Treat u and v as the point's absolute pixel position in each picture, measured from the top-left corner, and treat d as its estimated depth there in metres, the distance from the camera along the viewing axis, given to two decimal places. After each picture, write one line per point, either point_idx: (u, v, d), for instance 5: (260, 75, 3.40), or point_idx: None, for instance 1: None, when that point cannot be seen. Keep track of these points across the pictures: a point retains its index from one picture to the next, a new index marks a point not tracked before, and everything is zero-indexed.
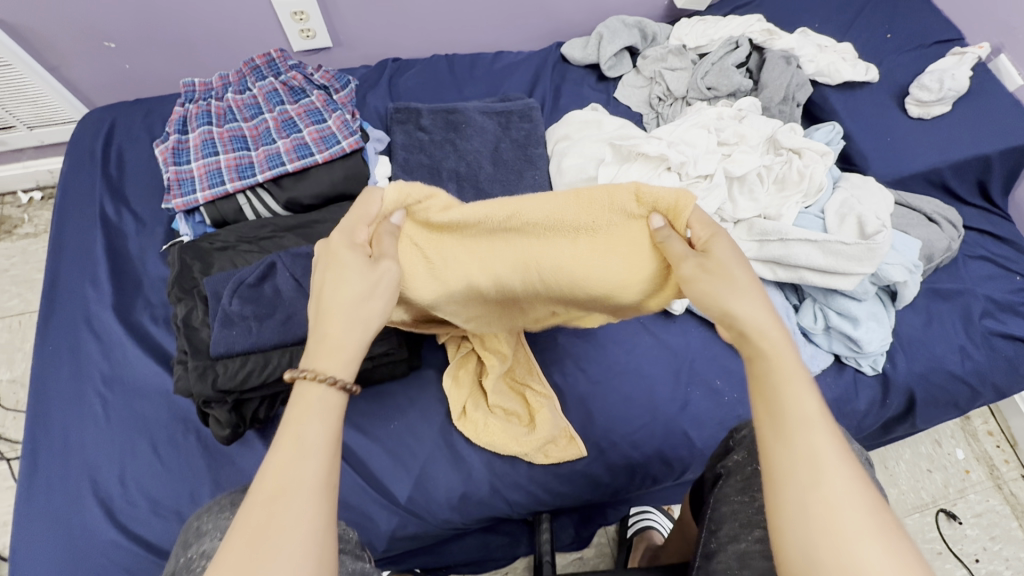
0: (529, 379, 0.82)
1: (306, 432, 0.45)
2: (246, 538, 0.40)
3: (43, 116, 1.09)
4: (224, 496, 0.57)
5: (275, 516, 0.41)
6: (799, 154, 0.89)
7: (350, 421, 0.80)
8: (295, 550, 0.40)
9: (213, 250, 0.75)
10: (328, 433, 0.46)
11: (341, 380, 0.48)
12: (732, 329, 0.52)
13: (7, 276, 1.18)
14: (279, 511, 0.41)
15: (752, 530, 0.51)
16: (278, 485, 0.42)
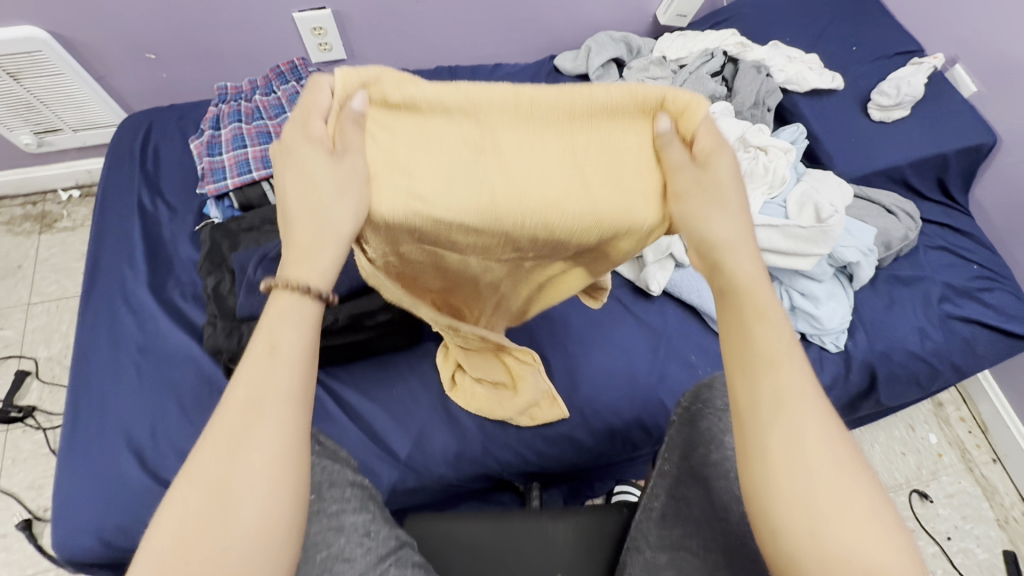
0: None
1: (281, 339, 0.42)
2: (218, 438, 0.39)
3: (87, 120, 1.21)
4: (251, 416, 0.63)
5: (244, 424, 0.39)
6: (765, 151, 0.98)
7: (356, 386, 0.88)
8: (267, 456, 0.39)
9: (240, 230, 0.85)
10: (307, 339, 0.43)
11: (315, 289, 0.44)
12: (707, 259, 0.50)
13: (47, 265, 1.30)
14: (246, 422, 0.39)
15: (697, 448, 0.59)
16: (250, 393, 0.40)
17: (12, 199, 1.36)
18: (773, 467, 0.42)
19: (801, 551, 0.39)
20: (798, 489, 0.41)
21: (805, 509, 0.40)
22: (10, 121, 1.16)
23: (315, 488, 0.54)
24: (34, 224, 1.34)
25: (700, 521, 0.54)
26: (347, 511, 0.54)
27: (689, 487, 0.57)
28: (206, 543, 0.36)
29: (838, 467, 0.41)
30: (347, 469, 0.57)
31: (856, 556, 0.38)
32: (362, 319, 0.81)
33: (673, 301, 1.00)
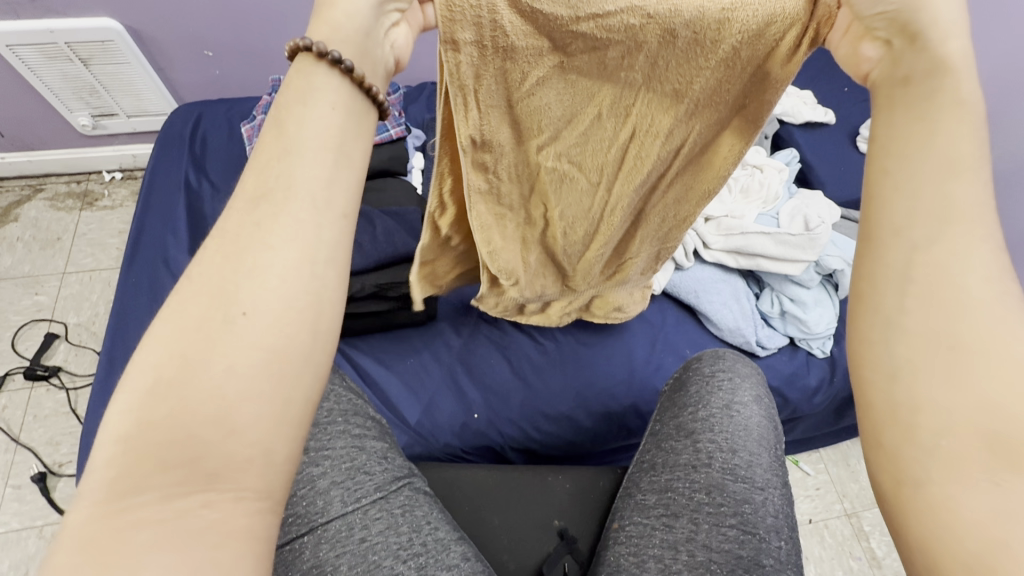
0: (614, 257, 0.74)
1: (302, 124, 0.35)
2: (215, 249, 0.33)
3: (141, 107, 1.32)
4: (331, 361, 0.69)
5: (251, 232, 0.33)
6: (761, 170, 1.09)
7: (374, 356, 0.95)
8: (281, 272, 0.33)
9: None
10: (337, 134, 0.36)
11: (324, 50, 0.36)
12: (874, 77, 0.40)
13: (85, 239, 1.37)
14: (257, 227, 0.33)
15: (685, 409, 0.66)
16: (261, 188, 0.34)
17: (59, 177, 1.46)
18: (899, 304, 0.35)
19: (915, 410, 0.32)
20: (924, 337, 0.33)
21: (930, 355, 0.33)
22: (72, 102, 1.27)
23: (343, 412, 0.63)
24: (76, 202, 1.43)
25: (688, 466, 0.60)
26: (369, 436, 0.62)
27: (676, 440, 0.63)
28: (200, 351, 0.30)
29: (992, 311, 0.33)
30: (371, 407, 0.67)
31: (983, 405, 0.31)
32: (385, 290, 0.89)
33: (671, 301, 1.06)
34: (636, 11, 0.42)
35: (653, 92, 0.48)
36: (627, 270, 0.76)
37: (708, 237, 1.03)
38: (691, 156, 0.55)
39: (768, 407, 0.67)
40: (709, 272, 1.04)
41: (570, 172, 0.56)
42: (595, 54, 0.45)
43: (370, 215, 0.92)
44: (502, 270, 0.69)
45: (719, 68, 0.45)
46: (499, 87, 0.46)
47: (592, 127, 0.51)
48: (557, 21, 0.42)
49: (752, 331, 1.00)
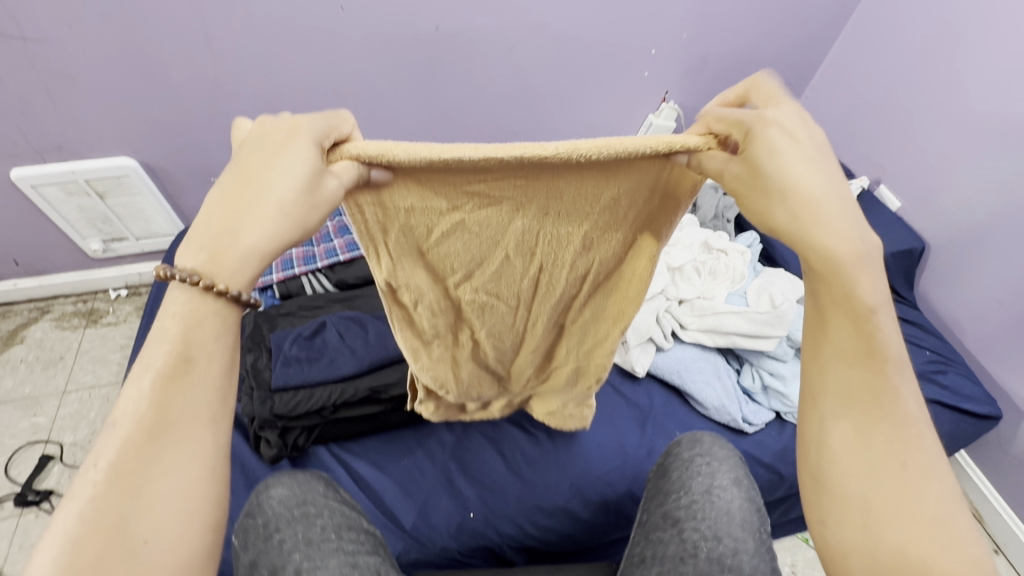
0: (553, 360, 0.80)
1: (196, 362, 0.42)
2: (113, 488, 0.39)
3: (150, 230, 1.42)
4: (315, 478, 0.70)
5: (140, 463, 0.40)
6: (725, 253, 1.16)
7: (369, 458, 0.96)
8: (179, 494, 0.41)
9: (279, 315, 0.99)
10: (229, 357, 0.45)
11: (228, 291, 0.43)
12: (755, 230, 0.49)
13: (87, 356, 1.42)
14: (154, 458, 0.40)
15: (670, 496, 0.69)
16: (158, 423, 0.41)
17: (66, 297, 1.53)
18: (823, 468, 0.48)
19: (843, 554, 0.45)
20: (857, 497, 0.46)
21: (857, 513, 0.45)
22: (86, 231, 1.37)
23: (336, 528, 0.64)
24: (81, 320, 1.49)
25: (677, 558, 0.61)
26: (363, 552, 0.63)
27: (664, 530, 0.66)
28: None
29: (893, 465, 0.45)
30: (364, 521, 0.69)
31: (903, 553, 0.43)
32: (378, 392, 0.92)
33: (657, 382, 1.09)
34: (519, 178, 0.48)
35: (549, 235, 0.55)
36: (557, 377, 0.84)
37: (684, 319, 1.09)
38: (599, 280, 0.63)
39: (750, 488, 0.69)
40: (689, 351, 1.08)
41: (490, 295, 0.63)
42: (492, 209, 0.51)
43: (363, 318, 0.97)
44: (433, 380, 0.77)
45: (602, 215, 0.53)
46: (407, 237, 0.54)
47: (503, 266, 0.58)
48: (453, 188, 0.48)
49: (738, 408, 1.02)
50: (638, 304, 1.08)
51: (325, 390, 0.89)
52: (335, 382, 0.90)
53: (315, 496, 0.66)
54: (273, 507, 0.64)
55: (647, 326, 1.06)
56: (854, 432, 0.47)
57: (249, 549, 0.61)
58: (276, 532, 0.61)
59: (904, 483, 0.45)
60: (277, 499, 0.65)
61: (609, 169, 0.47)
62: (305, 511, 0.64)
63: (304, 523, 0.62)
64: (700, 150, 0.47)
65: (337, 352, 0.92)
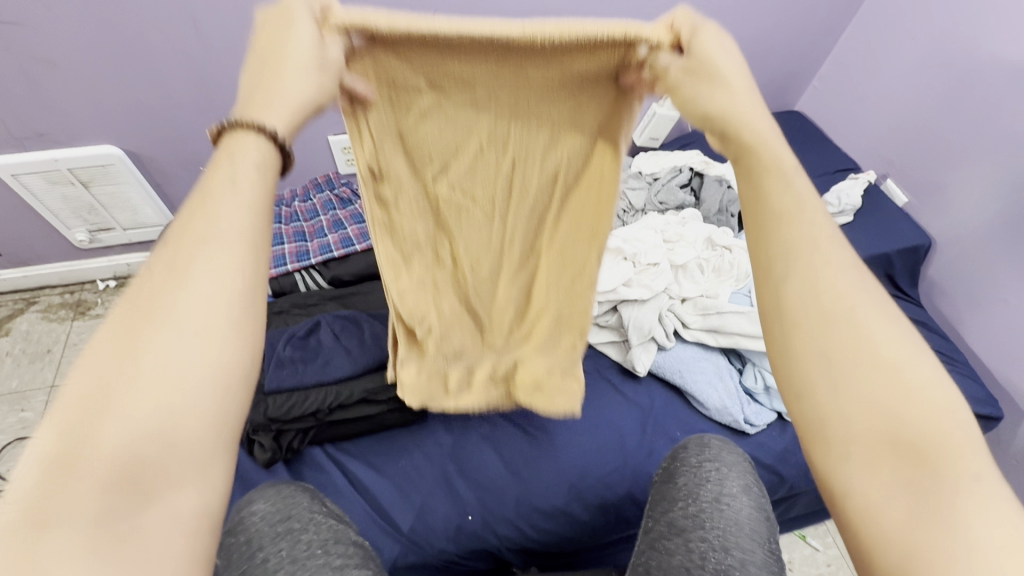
0: (532, 298, 0.78)
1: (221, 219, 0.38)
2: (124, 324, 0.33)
3: (138, 220, 1.38)
4: (300, 495, 0.68)
5: (130, 370, 0.32)
6: (730, 249, 1.14)
7: (365, 460, 0.94)
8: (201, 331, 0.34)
9: (271, 314, 0.96)
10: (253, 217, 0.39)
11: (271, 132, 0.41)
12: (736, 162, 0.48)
13: (75, 349, 1.38)
14: (177, 296, 0.35)
15: (676, 504, 0.67)
16: (174, 264, 0.36)
17: (53, 288, 1.49)
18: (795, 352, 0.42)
19: (827, 432, 0.40)
20: (840, 370, 0.40)
21: (838, 387, 0.40)
22: (71, 221, 1.33)
23: (322, 543, 0.62)
24: (69, 312, 1.45)
25: (681, 568, 0.59)
26: (351, 566, 0.61)
27: (670, 539, 0.63)
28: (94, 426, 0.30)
29: (870, 340, 0.41)
30: (352, 533, 0.67)
31: (897, 423, 0.38)
32: (375, 393, 0.90)
33: (658, 381, 1.08)
34: (491, 58, 0.49)
35: (520, 123, 0.57)
36: (538, 329, 0.81)
37: (687, 318, 1.07)
38: (569, 185, 0.63)
39: (759, 498, 0.68)
40: (691, 351, 1.06)
41: (465, 194, 0.62)
42: (466, 90, 0.53)
43: (359, 318, 0.94)
44: (412, 307, 0.74)
45: (569, 103, 0.55)
46: (387, 118, 0.54)
47: (478, 155, 0.59)
48: (430, 65, 0.50)
49: (739, 409, 1.01)
50: (641, 302, 1.06)
51: (319, 393, 0.86)
52: (331, 384, 0.87)
53: (299, 510, 0.65)
54: (255, 524, 0.63)
55: (650, 325, 1.04)
56: (818, 301, 0.42)
57: (231, 570, 0.59)
58: (259, 550, 0.60)
59: (869, 353, 0.40)
60: (259, 515, 0.64)
61: (574, 55, 0.49)
62: (289, 526, 0.62)
63: (288, 540, 0.61)
64: (655, 44, 0.47)
65: (332, 353, 0.89)
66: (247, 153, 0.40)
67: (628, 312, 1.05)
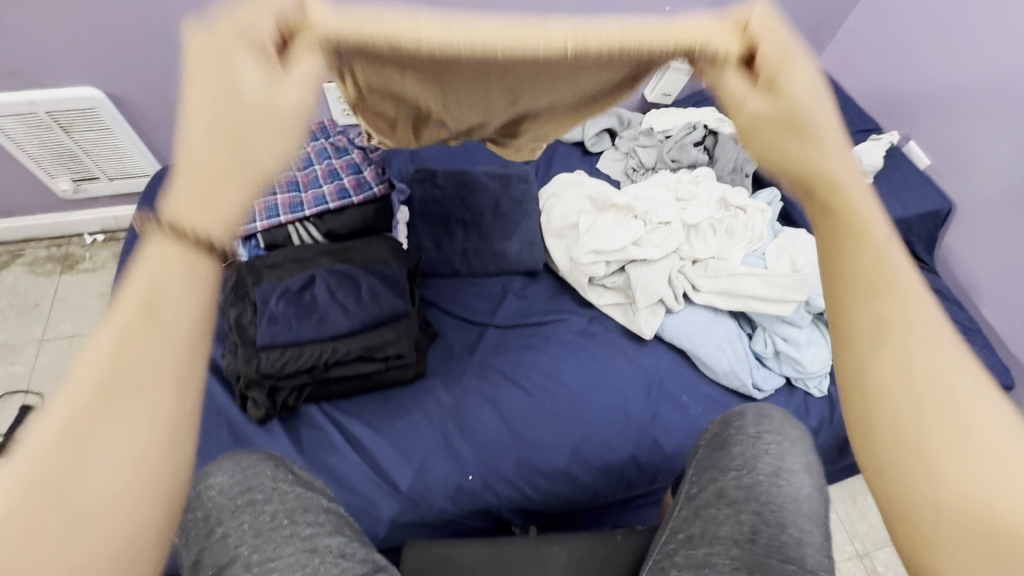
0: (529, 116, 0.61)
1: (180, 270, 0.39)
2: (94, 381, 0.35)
3: (123, 170, 1.31)
4: (262, 461, 0.67)
5: (99, 418, 0.35)
6: (744, 210, 1.09)
7: (362, 418, 0.92)
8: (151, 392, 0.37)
9: (263, 267, 0.91)
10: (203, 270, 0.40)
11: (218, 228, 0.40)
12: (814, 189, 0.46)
13: (64, 304, 1.34)
14: (135, 351, 0.37)
15: (727, 472, 0.65)
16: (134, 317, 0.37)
17: (39, 242, 1.44)
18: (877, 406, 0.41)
19: (924, 498, 0.38)
20: (919, 438, 0.39)
21: (933, 455, 0.38)
22: (53, 169, 1.26)
23: (291, 513, 0.62)
24: (56, 265, 1.40)
25: (730, 540, 0.59)
26: (323, 534, 0.61)
27: (718, 509, 0.62)
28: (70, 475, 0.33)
29: (944, 383, 0.40)
30: (323, 499, 0.66)
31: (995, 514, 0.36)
32: (373, 351, 0.87)
33: (664, 345, 1.05)
34: None
35: None
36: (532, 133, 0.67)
37: (698, 280, 1.03)
38: None
39: (819, 475, 0.65)
40: (700, 315, 1.03)
41: None
42: None
43: (355, 274, 0.90)
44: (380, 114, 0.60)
45: None
46: None
47: None
48: None
49: (748, 373, 0.99)
50: (650, 263, 1.01)
51: (314, 349, 0.83)
52: (327, 340, 0.84)
53: (261, 481, 0.64)
54: (214, 499, 0.62)
55: (658, 286, 1.00)
56: (912, 373, 0.41)
57: (191, 545, 0.61)
58: (218, 526, 0.60)
59: (946, 417, 0.39)
60: (216, 489, 0.63)
61: None
62: (250, 498, 0.62)
63: (250, 514, 0.61)
64: None
65: (328, 309, 0.85)
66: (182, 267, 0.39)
67: (636, 273, 1.01)
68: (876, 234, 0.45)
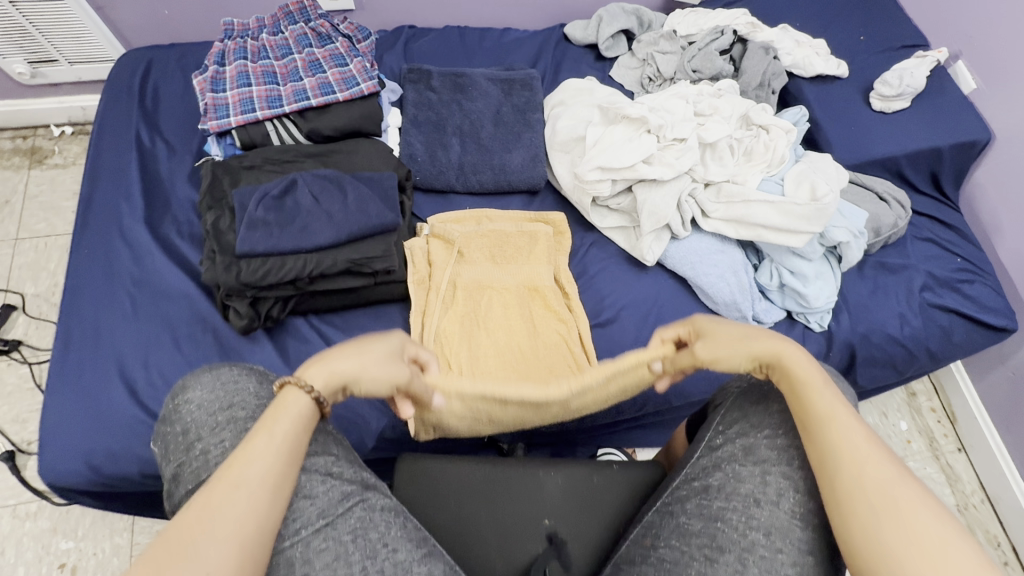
0: None
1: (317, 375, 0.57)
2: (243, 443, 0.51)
3: (84, 53, 1.18)
4: (242, 381, 0.64)
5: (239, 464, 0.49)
6: (767, 130, 1.00)
7: (351, 333, 0.89)
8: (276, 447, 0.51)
9: (241, 167, 0.84)
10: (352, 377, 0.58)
11: (316, 391, 0.56)
12: (765, 370, 0.61)
13: (36, 202, 1.27)
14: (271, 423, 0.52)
15: (761, 430, 0.60)
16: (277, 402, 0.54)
17: (2, 132, 1.33)
18: (852, 472, 0.51)
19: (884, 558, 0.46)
20: (878, 501, 0.48)
21: (888, 522, 0.47)
22: (4, 47, 1.13)
23: None
24: (24, 159, 1.31)
25: (749, 499, 0.57)
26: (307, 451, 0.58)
27: (744, 464, 0.59)
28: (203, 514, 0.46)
29: (877, 466, 0.50)
30: None
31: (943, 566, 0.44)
32: (358, 265, 0.81)
33: (666, 272, 1.01)
34: None
35: None
36: None
37: (708, 206, 0.96)
38: None
39: None
40: (707, 242, 0.98)
41: None
42: None
43: (341, 179, 0.82)
44: None
45: None
46: None
47: None
48: None
49: (750, 305, 0.96)
50: (660, 184, 0.94)
51: (297, 259, 0.77)
52: (310, 250, 0.78)
53: (242, 399, 0.62)
54: (193, 415, 0.61)
55: (666, 210, 0.93)
56: (856, 458, 0.51)
57: (172, 458, 0.60)
58: (198, 441, 0.59)
59: (896, 498, 0.48)
60: (195, 405, 0.61)
61: None
62: (230, 415, 0.60)
63: (231, 432, 0.59)
64: None
65: (311, 218, 0.79)
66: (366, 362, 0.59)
67: (643, 195, 0.94)
68: (811, 375, 0.57)
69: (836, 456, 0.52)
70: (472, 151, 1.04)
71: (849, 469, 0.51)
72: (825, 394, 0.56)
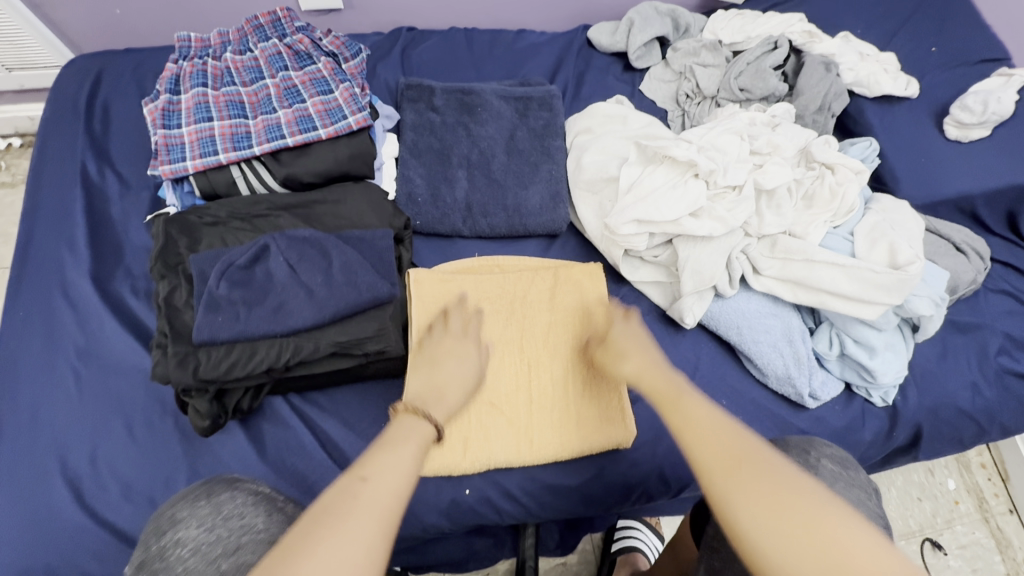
0: None
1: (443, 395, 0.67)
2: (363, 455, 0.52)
3: (24, 59, 1.01)
4: (248, 508, 0.54)
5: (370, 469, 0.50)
6: (832, 170, 0.84)
7: (337, 415, 0.75)
8: (400, 455, 0.53)
9: (202, 225, 0.69)
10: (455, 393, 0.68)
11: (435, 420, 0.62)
12: (639, 382, 0.65)
13: None
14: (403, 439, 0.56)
15: None
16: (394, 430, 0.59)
17: None
18: (699, 435, 0.51)
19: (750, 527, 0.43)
20: (729, 450, 0.48)
21: (740, 474, 0.46)
22: None
23: None
24: None
25: None
26: None
27: None
28: (337, 510, 0.45)
29: (725, 423, 0.52)
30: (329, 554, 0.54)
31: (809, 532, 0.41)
32: (348, 349, 0.66)
33: (707, 334, 0.86)
34: None
35: None
36: None
37: (762, 263, 0.81)
38: None
39: None
40: (758, 304, 0.83)
41: None
42: None
43: (324, 243, 0.68)
44: None
45: None
46: None
47: None
48: None
49: (807, 381, 0.81)
50: (707, 240, 0.79)
51: (270, 347, 0.63)
52: (288, 335, 0.64)
53: (251, 537, 0.50)
54: (185, 563, 0.48)
55: (713, 271, 0.79)
56: (701, 422, 0.53)
57: None
58: None
59: (743, 448, 0.48)
60: (190, 549, 0.49)
61: None
62: (238, 561, 0.48)
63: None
64: None
65: (288, 293, 0.65)
66: (436, 368, 0.69)
67: (685, 252, 0.80)
68: (671, 381, 0.61)
69: (685, 432, 0.53)
70: (481, 187, 0.88)
71: (694, 428, 0.52)
72: (683, 389, 0.59)
